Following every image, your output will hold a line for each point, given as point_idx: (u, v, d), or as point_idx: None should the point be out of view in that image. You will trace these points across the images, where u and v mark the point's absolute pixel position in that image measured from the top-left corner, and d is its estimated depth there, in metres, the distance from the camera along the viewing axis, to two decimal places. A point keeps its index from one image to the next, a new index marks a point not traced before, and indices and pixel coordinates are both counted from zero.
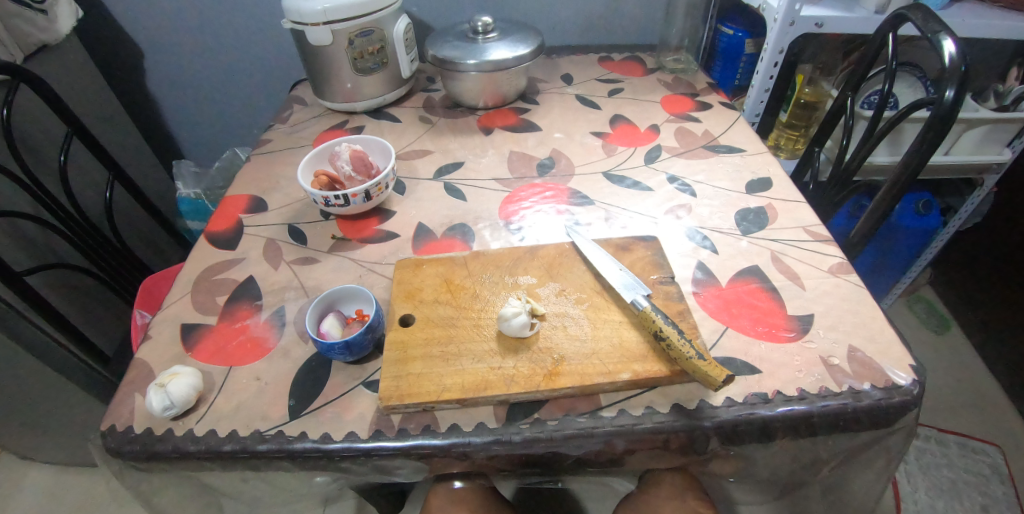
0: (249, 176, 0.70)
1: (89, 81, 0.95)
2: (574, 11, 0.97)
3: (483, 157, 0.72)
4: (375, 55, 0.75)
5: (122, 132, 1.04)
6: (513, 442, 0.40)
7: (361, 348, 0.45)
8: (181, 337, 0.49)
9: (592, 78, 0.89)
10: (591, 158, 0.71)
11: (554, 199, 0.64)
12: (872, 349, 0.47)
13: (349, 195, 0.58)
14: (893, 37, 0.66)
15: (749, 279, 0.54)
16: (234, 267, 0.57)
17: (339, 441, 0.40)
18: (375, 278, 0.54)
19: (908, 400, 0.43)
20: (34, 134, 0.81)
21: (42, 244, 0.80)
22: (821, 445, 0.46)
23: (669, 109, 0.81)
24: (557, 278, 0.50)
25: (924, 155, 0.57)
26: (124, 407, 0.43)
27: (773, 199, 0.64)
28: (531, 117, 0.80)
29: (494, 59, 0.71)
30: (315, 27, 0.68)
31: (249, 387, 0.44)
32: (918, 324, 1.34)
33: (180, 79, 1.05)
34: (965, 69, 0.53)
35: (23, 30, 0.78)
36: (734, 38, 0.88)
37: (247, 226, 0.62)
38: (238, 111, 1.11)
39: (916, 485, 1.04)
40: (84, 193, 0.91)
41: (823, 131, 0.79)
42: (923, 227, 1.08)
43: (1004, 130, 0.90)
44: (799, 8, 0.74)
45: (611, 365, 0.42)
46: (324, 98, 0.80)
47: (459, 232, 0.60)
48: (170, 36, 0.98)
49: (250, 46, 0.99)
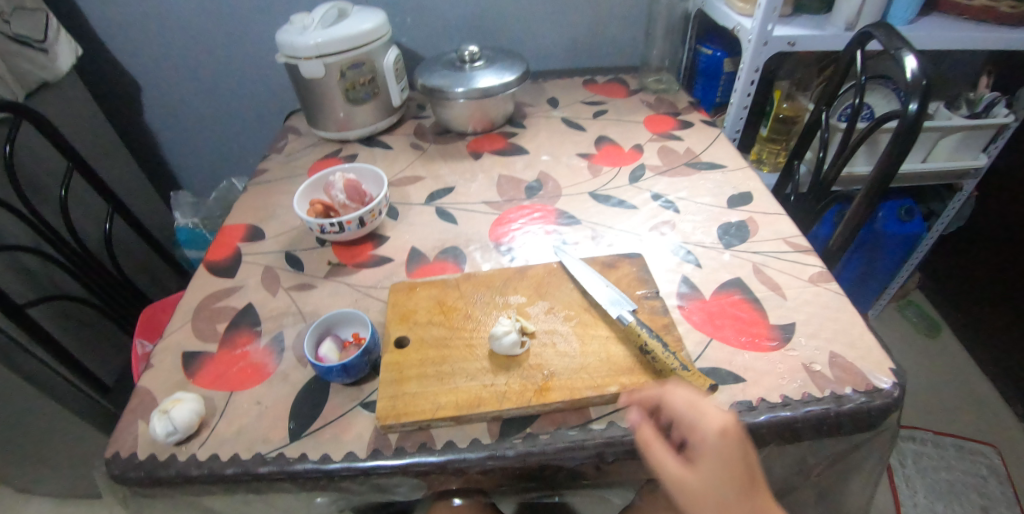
0: (246, 205, 0.72)
1: (88, 115, 0.97)
2: (558, 37, 1.01)
3: (473, 181, 0.74)
4: (366, 85, 0.78)
5: (120, 163, 1.06)
6: (507, 456, 0.42)
7: (358, 370, 0.46)
8: (183, 364, 0.50)
9: (578, 101, 0.93)
10: (577, 179, 0.74)
11: (542, 220, 0.66)
12: (852, 355, 0.49)
13: (343, 222, 0.60)
14: (862, 53, 0.70)
15: (732, 291, 0.56)
16: (233, 294, 0.58)
17: (339, 461, 0.41)
18: (371, 301, 0.56)
19: (889, 402, 0.45)
20: (35, 169, 0.83)
21: (43, 276, 0.81)
22: (808, 449, 0.48)
23: (652, 128, 0.84)
24: (546, 296, 0.52)
25: (894, 164, 0.60)
26: (128, 434, 0.45)
27: (753, 212, 0.66)
28: (519, 140, 0.83)
29: (481, 86, 0.74)
30: (309, 60, 0.71)
31: (250, 411, 0.46)
32: (910, 328, 1.35)
33: (177, 111, 1.07)
34: (926, 83, 0.56)
35: (24, 68, 0.80)
36: (713, 57, 0.92)
37: (245, 254, 0.64)
38: (234, 141, 1.14)
39: (915, 489, 1.05)
40: (83, 224, 0.93)
41: (801, 146, 0.82)
42: (905, 233, 1.10)
43: (978, 137, 0.93)
44: (771, 29, 0.77)
45: (599, 379, 0.44)
46: (318, 127, 0.83)
47: (451, 255, 0.62)
48: (166, 70, 1.00)
49: (246, 78, 1.02)
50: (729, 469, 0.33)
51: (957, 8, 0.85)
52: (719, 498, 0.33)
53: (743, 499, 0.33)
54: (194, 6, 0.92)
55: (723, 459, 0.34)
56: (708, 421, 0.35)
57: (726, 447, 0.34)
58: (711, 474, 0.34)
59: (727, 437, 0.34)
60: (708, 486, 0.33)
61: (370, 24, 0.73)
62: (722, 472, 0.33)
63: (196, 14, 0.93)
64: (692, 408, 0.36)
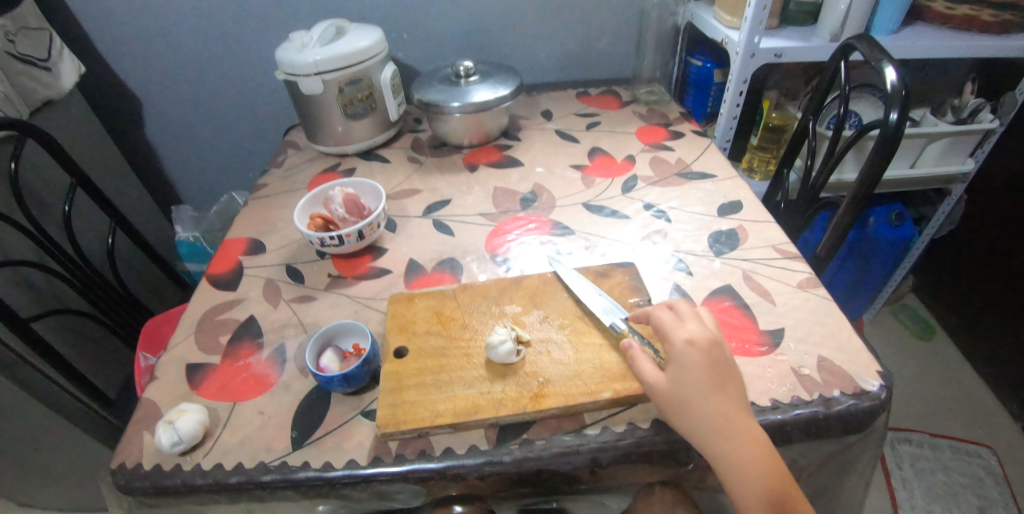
0: (247, 220, 0.74)
1: (90, 131, 0.99)
2: (551, 51, 1.03)
3: (469, 193, 0.76)
4: (364, 101, 0.80)
5: (121, 179, 1.07)
6: (504, 462, 0.43)
7: (359, 380, 0.47)
8: (187, 376, 0.52)
9: (571, 113, 0.95)
10: (571, 190, 0.75)
11: (537, 231, 0.68)
12: (840, 358, 0.50)
13: (343, 235, 0.62)
14: (845, 64, 0.72)
15: (722, 298, 0.57)
16: (235, 307, 0.60)
17: (341, 469, 0.43)
18: (371, 313, 0.57)
19: (876, 404, 0.46)
20: (39, 185, 0.85)
21: (47, 291, 0.82)
22: (799, 451, 0.49)
23: (644, 139, 0.86)
24: (541, 306, 0.54)
25: (878, 171, 0.62)
26: (134, 445, 0.46)
27: (743, 220, 0.68)
28: (514, 152, 0.85)
29: (476, 100, 0.76)
30: (308, 77, 0.73)
31: (253, 421, 0.47)
32: (905, 331, 1.37)
33: (177, 127, 1.09)
34: (905, 94, 0.58)
35: (28, 87, 0.82)
36: (703, 69, 0.94)
37: (246, 268, 0.65)
38: (233, 155, 1.15)
39: (913, 491, 1.06)
40: (86, 239, 0.94)
41: (789, 154, 0.84)
42: (896, 238, 1.11)
43: (964, 143, 0.95)
44: (758, 42, 0.79)
45: (593, 385, 0.45)
46: (316, 141, 0.84)
47: (448, 266, 0.63)
48: (167, 86, 1.02)
49: (246, 94, 1.04)
50: (700, 372, 0.40)
51: (941, 17, 0.86)
52: (687, 389, 0.39)
53: (709, 390, 0.39)
54: (195, 24, 0.93)
55: (692, 359, 0.41)
56: (684, 333, 0.42)
57: (699, 354, 0.41)
58: (681, 372, 0.40)
59: (697, 343, 0.41)
60: (678, 382, 0.40)
61: (367, 41, 0.75)
62: (691, 370, 0.40)
63: (196, 32, 0.94)
64: (673, 325, 0.43)
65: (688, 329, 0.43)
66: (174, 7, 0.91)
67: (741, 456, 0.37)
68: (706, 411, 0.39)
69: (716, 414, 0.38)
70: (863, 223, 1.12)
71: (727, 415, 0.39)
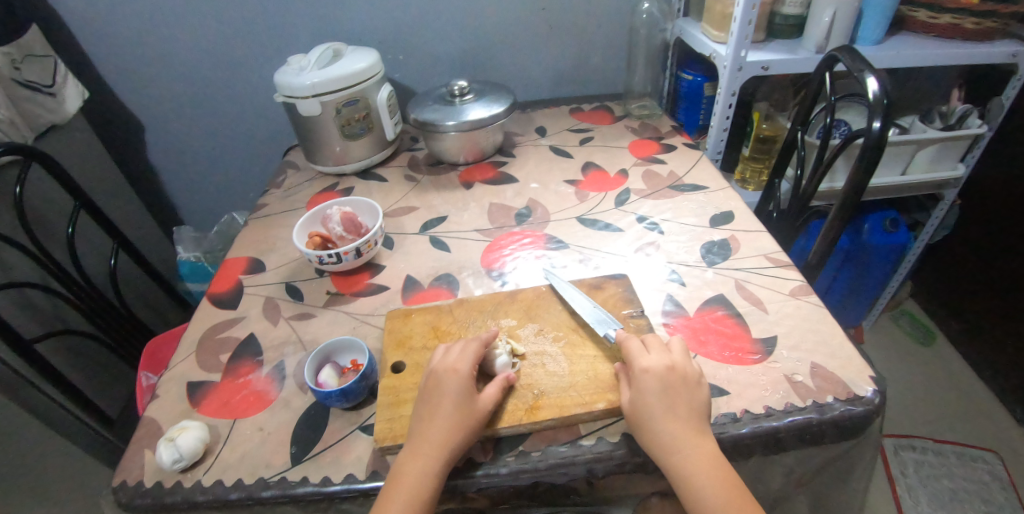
0: (246, 239, 0.75)
1: (93, 154, 1.01)
2: (544, 70, 1.06)
3: (465, 210, 0.77)
4: (361, 121, 0.81)
5: (123, 201, 1.09)
6: (501, 474, 0.43)
7: (356, 395, 0.48)
8: (188, 394, 0.52)
9: (565, 129, 0.97)
10: (565, 205, 0.77)
11: (532, 245, 0.69)
12: (833, 364, 0.51)
13: (341, 253, 0.63)
14: (830, 75, 0.73)
15: (715, 307, 0.58)
16: (236, 325, 0.61)
17: (339, 483, 0.43)
18: (369, 328, 0.58)
19: (870, 409, 0.47)
20: (44, 208, 0.86)
21: (50, 312, 0.83)
22: (796, 459, 0.49)
23: (637, 153, 0.88)
24: (536, 319, 0.55)
25: (864, 179, 0.63)
26: (135, 463, 0.46)
27: (735, 231, 0.69)
28: (509, 169, 0.86)
29: (471, 118, 0.78)
30: (306, 100, 0.75)
31: (253, 437, 0.47)
32: (905, 337, 1.36)
33: (179, 149, 1.11)
34: (888, 103, 0.59)
35: (34, 112, 0.84)
36: (693, 82, 0.95)
37: (247, 286, 0.66)
38: (234, 177, 1.17)
39: (919, 499, 1.05)
40: (89, 260, 0.96)
41: (780, 164, 0.85)
42: (892, 244, 1.11)
43: (954, 148, 0.96)
44: (744, 55, 0.81)
45: (587, 396, 0.46)
46: (316, 162, 0.86)
47: (445, 281, 0.64)
48: (169, 110, 1.05)
49: (246, 116, 1.06)
50: (664, 393, 0.43)
51: (925, 27, 0.89)
52: (641, 410, 0.43)
53: (662, 414, 0.42)
54: (196, 49, 0.96)
55: (647, 386, 0.43)
56: (643, 360, 0.45)
57: (663, 378, 0.44)
58: (636, 395, 0.43)
59: (653, 371, 0.44)
60: (633, 403, 0.43)
61: (364, 63, 0.77)
62: (644, 395, 0.43)
63: (197, 55, 0.97)
64: (635, 352, 0.46)
65: (650, 357, 0.46)
66: (176, 34, 0.94)
67: (689, 471, 0.40)
68: (657, 431, 0.41)
69: (667, 434, 0.41)
70: (857, 229, 1.13)
71: (678, 434, 0.41)
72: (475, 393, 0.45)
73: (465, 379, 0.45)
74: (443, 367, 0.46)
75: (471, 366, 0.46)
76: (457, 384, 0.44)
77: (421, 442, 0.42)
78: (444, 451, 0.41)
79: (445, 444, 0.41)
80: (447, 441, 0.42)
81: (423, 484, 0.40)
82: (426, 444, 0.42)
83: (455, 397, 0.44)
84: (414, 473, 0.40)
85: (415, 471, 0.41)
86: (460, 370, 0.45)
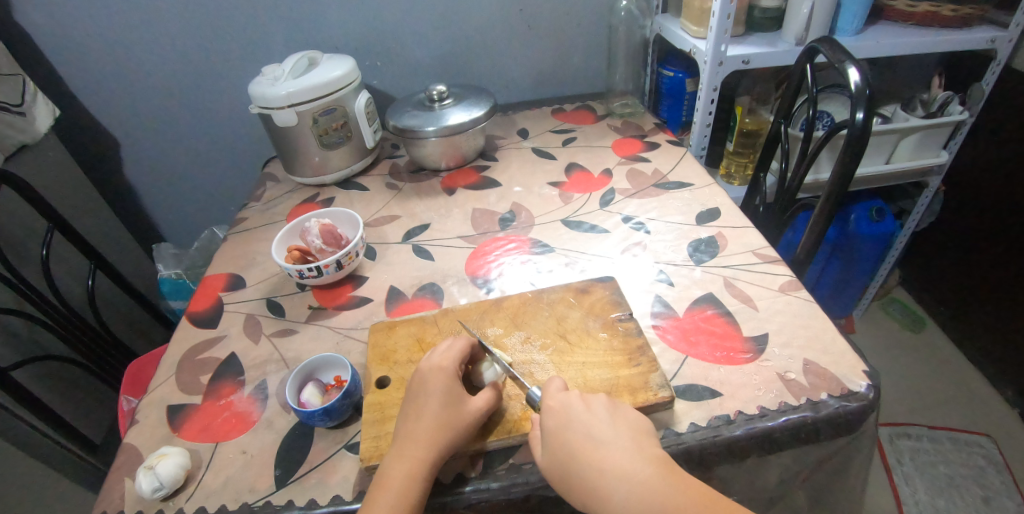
0: (226, 255, 0.73)
1: (66, 173, 0.98)
2: (524, 71, 1.05)
3: (448, 217, 0.76)
4: (339, 130, 0.80)
5: (100, 219, 1.06)
6: (492, 489, 0.42)
7: (340, 413, 0.47)
8: (168, 418, 0.51)
9: (547, 131, 0.96)
10: (550, 207, 0.76)
11: (517, 250, 0.68)
12: (825, 360, 0.50)
13: (321, 266, 0.61)
14: (811, 67, 0.72)
15: (704, 307, 0.58)
16: (216, 345, 0.59)
17: (325, 505, 0.42)
18: (352, 343, 0.56)
19: (865, 404, 0.46)
20: (16, 231, 0.84)
21: (26, 338, 0.81)
22: (792, 458, 0.49)
23: (620, 152, 0.87)
24: (522, 327, 0.54)
25: (849, 170, 0.62)
26: (114, 493, 0.44)
27: (722, 227, 0.69)
28: (492, 173, 0.85)
29: (450, 123, 0.77)
30: (281, 110, 0.73)
31: (236, 460, 0.46)
32: (896, 325, 1.37)
33: (156, 164, 1.09)
34: (869, 93, 0.59)
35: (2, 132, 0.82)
36: (675, 78, 0.94)
37: (226, 304, 0.65)
38: (214, 190, 1.15)
39: (915, 486, 1.06)
40: (66, 282, 0.93)
41: (764, 158, 0.85)
42: (879, 233, 1.11)
43: (937, 136, 0.96)
44: (724, 50, 0.80)
45: None
46: (295, 173, 0.85)
47: (429, 291, 0.63)
48: (143, 124, 1.02)
49: (223, 128, 1.04)
50: (576, 423, 0.40)
51: (903, 15, 0.88)
52: (562, 450, 0.39)
53: (581, 443, 0.39)
54: (168, 60, 0.94)
55: (556, 424, 0.40)
56: (553, 397, 0.43)
57: (569, 408, 0.41)
58: (549, 443, 0.40)
59: (562, 406, 0.41)
60: (552, 450, 0.40)
61: (340, 71, 0.75)
62: (558, 436, 0.40)
63: (170, 67, 0.95)
64: (550, 391, 0.43)
65: (564, 394, 0.43)
66: (146, 46, 0.92)
67: (636, 503, 0.35)
68: (585, 470, 0.38)
69: (597, 465, 0.37)
70: (843, 220, 1.13)
71: (612, 461, 0.37)
72: (460, 392, 0.44)
73: (450, 377, 0.45)
74: (429, 366, 0.46)
75: (457, 365, 0.46)
76: (444, 382, 0.44)
77: (409, 442, 0.41)
78: (432, 449, 0.40)
79: (434, 443, 0.41)
80: (435, 441, 0.41)
81: (410, 487, 0.39)
82: (412, 445, 0.41)
83: (442, 395, 0.43)
84: (401, 478, 0.39)
85: (401, 472, 0.39)
86: (448, 368, 0.45)
